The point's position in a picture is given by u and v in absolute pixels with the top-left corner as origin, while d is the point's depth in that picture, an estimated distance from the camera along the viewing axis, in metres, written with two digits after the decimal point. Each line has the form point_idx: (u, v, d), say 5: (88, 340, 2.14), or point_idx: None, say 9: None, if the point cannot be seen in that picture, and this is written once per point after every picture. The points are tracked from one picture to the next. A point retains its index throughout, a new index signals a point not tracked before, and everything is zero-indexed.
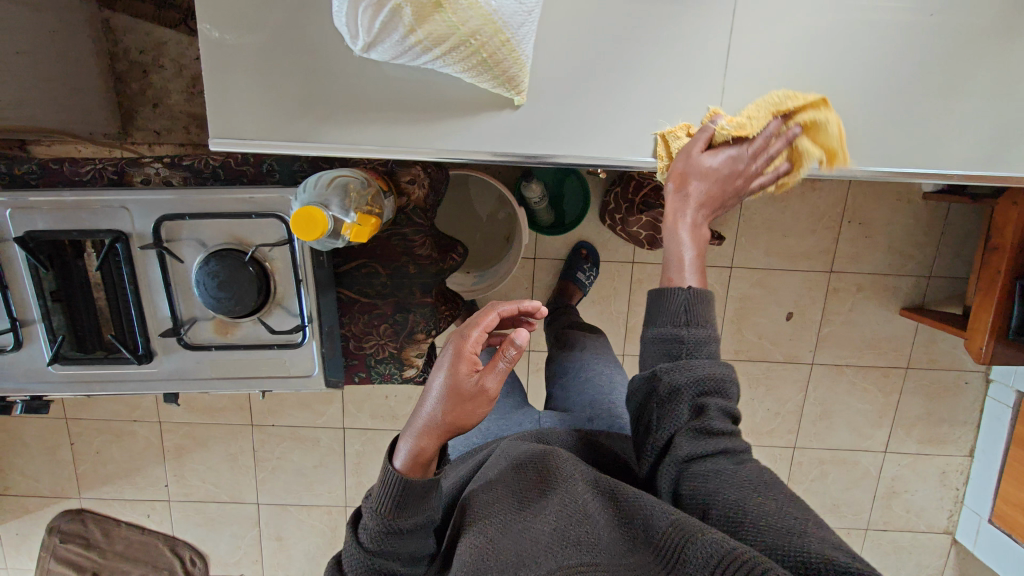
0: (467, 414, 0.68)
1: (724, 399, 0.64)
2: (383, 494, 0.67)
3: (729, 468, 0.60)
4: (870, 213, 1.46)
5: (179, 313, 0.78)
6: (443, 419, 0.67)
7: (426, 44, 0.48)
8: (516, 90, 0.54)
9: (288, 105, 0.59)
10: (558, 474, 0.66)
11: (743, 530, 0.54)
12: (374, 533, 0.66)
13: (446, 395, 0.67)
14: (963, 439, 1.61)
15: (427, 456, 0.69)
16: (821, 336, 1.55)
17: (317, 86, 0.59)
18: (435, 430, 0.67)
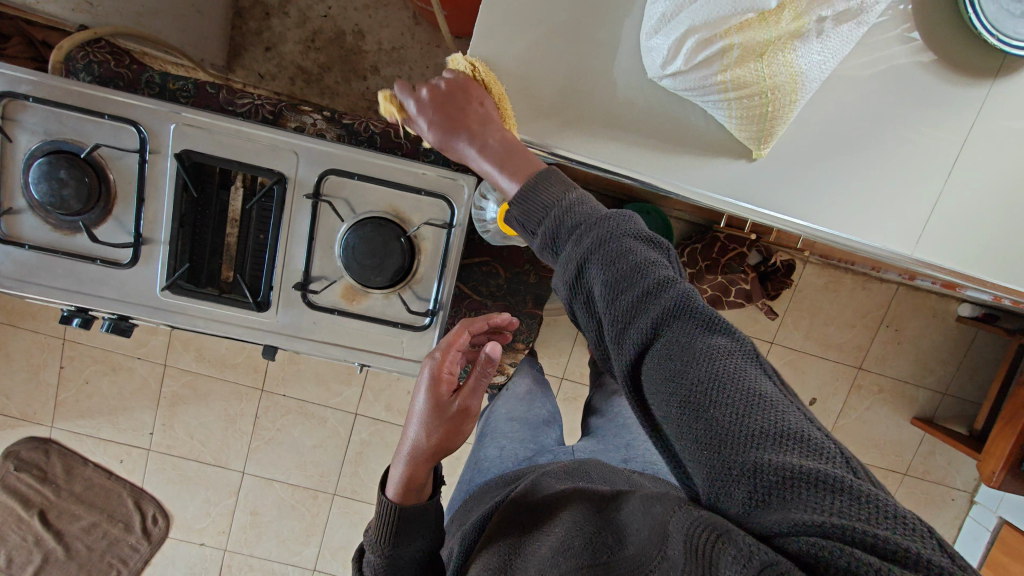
0: (441, 434, 0.64)
1: (655, 269, 0.44)
2: (378, 525, 0.63)
3: (659, 374, 0.41)
4: (906, 322, 1.56)
5: (312, 268, 0.75)
6: (431, 442, 0.64)
7: (726, 87, 0.50)
8: (761, 147, 0.56)
9: (537, 101, 0.60)
10: (570, 499, 0.61)
11: (709, 470, 0.38)
12: (375, 565, 0.62)
13: (430, 415, 0.64)
14: None
15: (422, 481, 0.65)
16: (836, 426, 1.62)
17: (573, 93, 0.60)
18: (428, 454, 0.64)
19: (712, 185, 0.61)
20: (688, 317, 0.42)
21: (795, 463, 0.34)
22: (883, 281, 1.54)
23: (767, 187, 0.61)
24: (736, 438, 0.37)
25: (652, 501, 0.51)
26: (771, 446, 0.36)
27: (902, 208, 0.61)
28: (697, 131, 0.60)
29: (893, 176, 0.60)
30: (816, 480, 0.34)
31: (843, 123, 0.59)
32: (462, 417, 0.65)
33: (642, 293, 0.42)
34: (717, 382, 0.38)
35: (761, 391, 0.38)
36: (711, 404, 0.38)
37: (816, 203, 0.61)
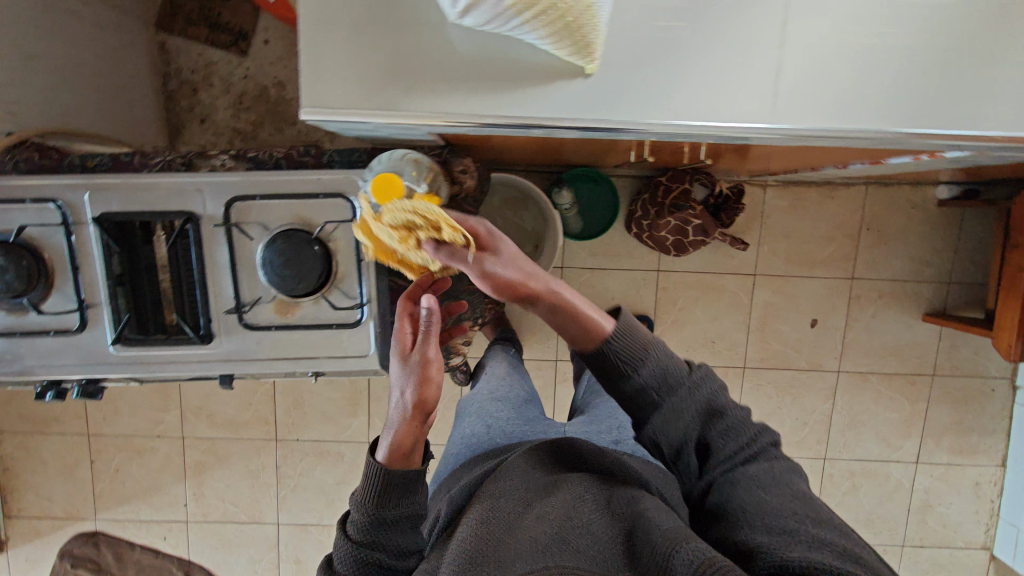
0: (420, 377, 0.64)
1: (738, 412, 0.64)
2: (364, 490, 0.64)
3: (746, 480, 0.58)
4: (886, 221, 1.52)
5: (241, 293, 0.80)
6: (410, 398, 0.65)
7: (519, 8, 0.52)
8: (590, 59, 0.58)
9: (373, 73, 0.61)
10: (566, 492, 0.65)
11: (778, 528, 0.53)
12: (360, 525, 0.63)
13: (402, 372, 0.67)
14: (992, 448, 1.62)
15: (410, 446, 0.65)
16: (845, 342, 1.57)
17: (403, 58, 0.61)
18: (410, 411, 0.64)
19: (565, 112, 0.62)
20: (758, 448, 0.61)
21: (846, 553, 0.51)
22: (852, 187, 1.50)
23: (613, 97, 0.61)
24: (794, 520, 0.54)
25: (658, 525, 0.58)
26: (818, 526, 0.53)
27: (762, 86, 0.61)
28: (527, 59, 0.60)
29: (741, 56, 0.60)
30: (844, 553, 0.51)
31: (665, 12, 0.59)
32: (428, 359, 0.64)
33: (733, 427, 0.62)
34: (775, 483, 0.58)
35: (801, 493, 0.57)
36: (771, 493, 0.57)
37: (675, 104, 0.62)
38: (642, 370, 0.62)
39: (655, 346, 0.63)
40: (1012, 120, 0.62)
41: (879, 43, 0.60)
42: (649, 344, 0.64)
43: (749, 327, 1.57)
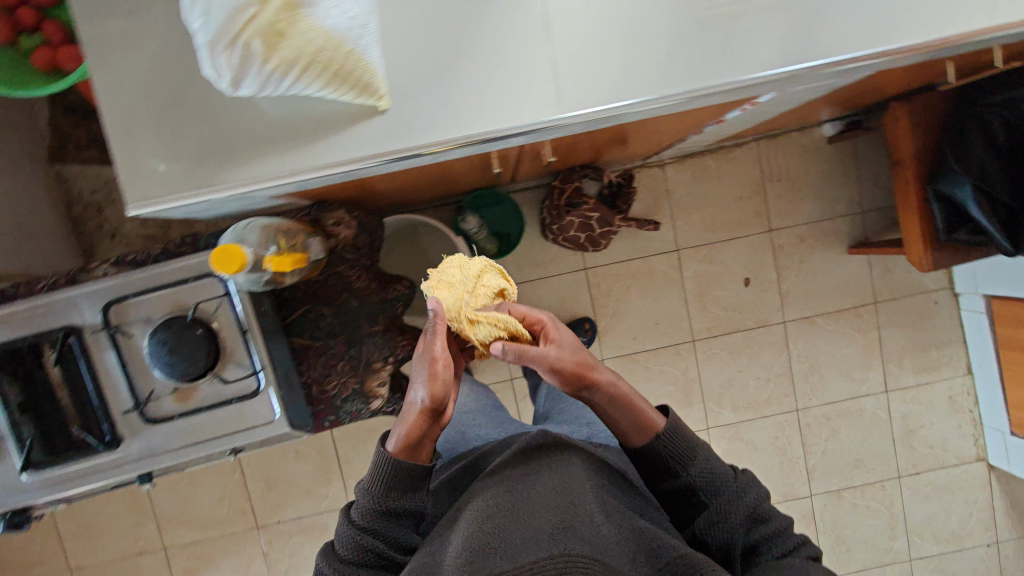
0: (431, 378, 0.72)
1: (775, 516, 0.73)
2: (371, 474, 0.72)
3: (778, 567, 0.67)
4: (786, 169, 1.57)
5: (138, 390, 0.82)
6: (423, 398, 0.72)
7: (283, 69, 0.56)
8: (377, 96, 0.63)
9: (185, 158, 0.65)
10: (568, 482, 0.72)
11: None
12: (365, 508, 0.71)
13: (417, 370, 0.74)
14: (955, 360, 1.64)
15: (417, 441, 0.74)
16: (783, 293, 1.61)
17: (208, 137, 0.64)
18: (423, 410, 0.73)
19: (373, 149, 0.66)
20: (785, 543, 0.71)
21: None
22: (745, 146, 1.56)
23: (410, 125, 0.65)
24: None
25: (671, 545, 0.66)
26: None
27: (544, 81, 0.65)
28: (321, 110, 0.64)
29: (515, 60, 0.64)
30: None
31: (434, 39, 0.64)
32: (440, 360, 0.72)
33: (767, 525, 0.71)
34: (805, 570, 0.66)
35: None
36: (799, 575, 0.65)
37: (470, 116, 0.66)
38: (684, 474, 0.72)
39: (699, 451, 0.74)
40: (781, 56, 0.66)
41: (636, 18, 0.65)
42: (692, 447, 0.74)
43: (688, 300, 1.61)
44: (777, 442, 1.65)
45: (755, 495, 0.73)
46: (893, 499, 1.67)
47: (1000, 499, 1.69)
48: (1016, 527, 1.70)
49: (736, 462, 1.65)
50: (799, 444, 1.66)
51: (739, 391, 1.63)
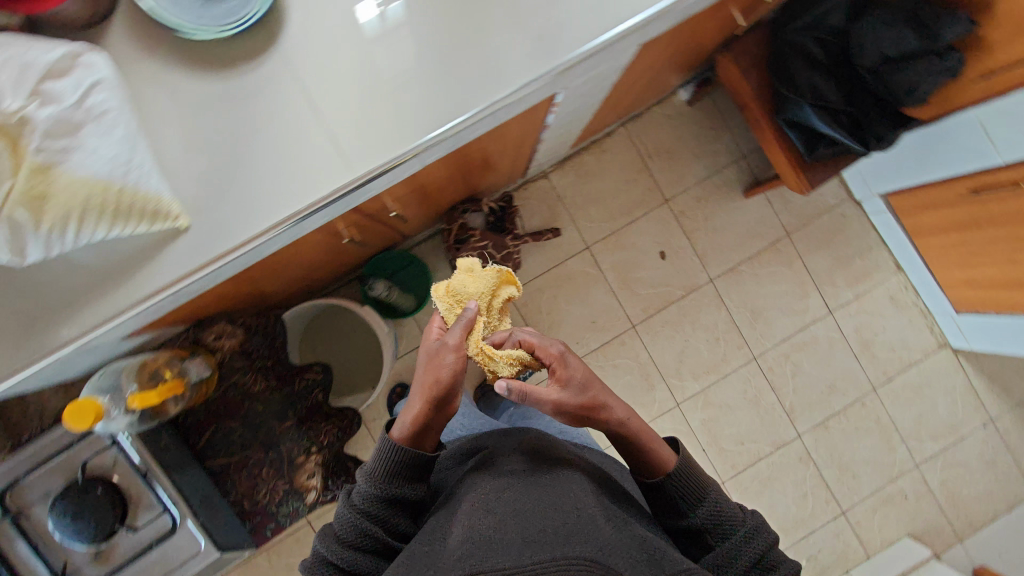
0: (444, 365, 0.81)
1: (782, 557, 0.80)
2: (376, 461, 0.80)
3: None
4: (660, 141, 1.63)
5: (57, 565, 0.86)
6: (429, 381, 0.81)
7: (60, 226, 0.60)
8: (172, 217, 0.65)
9: (12, 334, 0.67)
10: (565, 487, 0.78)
11: None
12: (367, 493, 0.78)
13: (426, 360, 0.83)
14: (883, 261, 1.68)
15: (424, 427, 0.82)
16: (701, 253, 1.65)
17: (29, 307, 0.67)
18: (426, 394, 0.81)
19: (187, 266, 0.67)
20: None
21: None
22: (615, 133, 1.63)
23: (212, 233, 0.67)
24: None
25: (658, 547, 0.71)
26: None
27: (324, 156, 0.68)
28: (126, 248, 0.67)
29: (290, 144, 0.68)
30: None
31: (209, 150, 0.67)
32: (455, 349, 0.81)
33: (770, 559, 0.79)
34: None
35: None
36: None
37: (268, 206, 0.68)
38: (697, 511, 0.82)
39: (711, 492, 0.83)
40: (531, 63, 0.70)
41: (388, 71, 0.69)
42: (706, 491, 0.83)
43: (616, 290, 1.64)
44: (749, 395, 1.66)
45: (762, 534, 0.80)
46: (876, 412, 1.69)
47: (977, 377, 1.70)
48: (1002, 399, 1.72)
49: (716, 427, 1.66)
50: (770, 389, 1.67)
51: (694, 358, 1.65)
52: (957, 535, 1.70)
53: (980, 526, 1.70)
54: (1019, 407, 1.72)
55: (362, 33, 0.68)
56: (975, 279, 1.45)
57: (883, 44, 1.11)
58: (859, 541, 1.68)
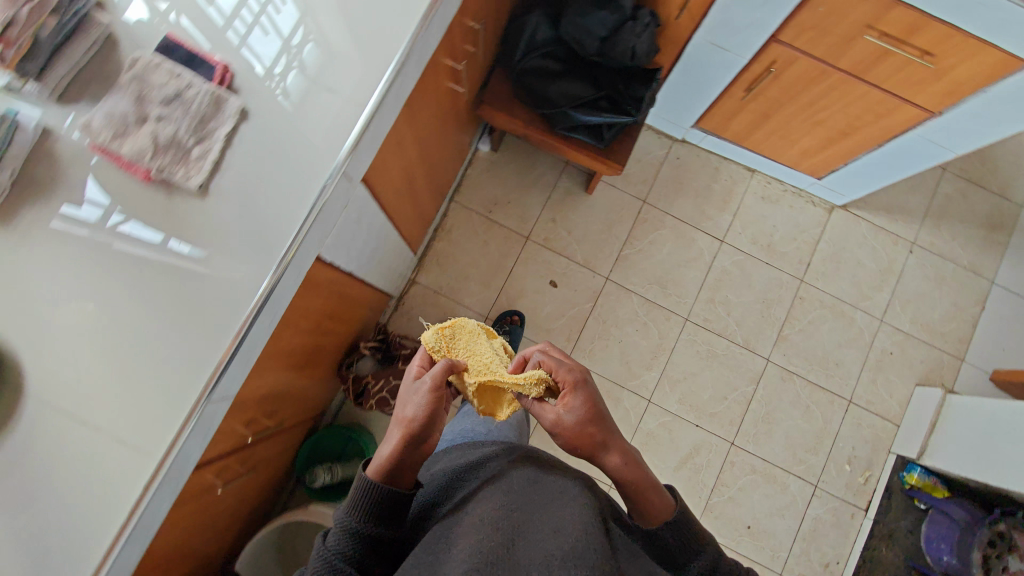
0: (424, 401, 0.78)
1: None
2: (352, 498, 0.75)
3: None
4: (491, 193, 1.70)
5: None
6: (411, 414, 0.78)
7: None
8: None
9: None
10: (563, 508, 0.69)
11: None
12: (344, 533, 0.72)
13: (405, 399, 0.81)
14: (734, 173, 1.75)
15: (401, 463, 0.77)
16: (583, 262, 1.69)
17: None
18: (407, 430, 0.77)
19: None
20: None
21: None
22: (449, 212, 1.68)
23: None
24: None
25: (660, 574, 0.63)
26: None
27: (123, 459, 0.69)
28: None
29: (89, 466, 0.68)
30: None
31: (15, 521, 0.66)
32: (433, 387, 0.80)
33: None
34: None
35: None
36: None
37: (98, 535, 0.67)
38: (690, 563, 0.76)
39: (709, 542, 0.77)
40: (260, 265, 0.73)
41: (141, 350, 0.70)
42: (704, 537, 0.78)
43: (534, 337, 1.65)
44: (703, 353, 1.68)
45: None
46: (816, 298, 1.71)
47: (875, 217, 1.75)
48: (910, 219, 1.76)
49: (692, 398, 1.65)
50: (716, 337, 1.69)
51: (636, 352, 1.66)
52: (956, 357, 1.70)
53: (969, 336, 1.71)
54: (928, 216, 1.77)
55: (101, 337, 0.70)
56: (808, 149, 1.52)
57: (592, 30, 1.21)
58: (880, 417, 1.67)
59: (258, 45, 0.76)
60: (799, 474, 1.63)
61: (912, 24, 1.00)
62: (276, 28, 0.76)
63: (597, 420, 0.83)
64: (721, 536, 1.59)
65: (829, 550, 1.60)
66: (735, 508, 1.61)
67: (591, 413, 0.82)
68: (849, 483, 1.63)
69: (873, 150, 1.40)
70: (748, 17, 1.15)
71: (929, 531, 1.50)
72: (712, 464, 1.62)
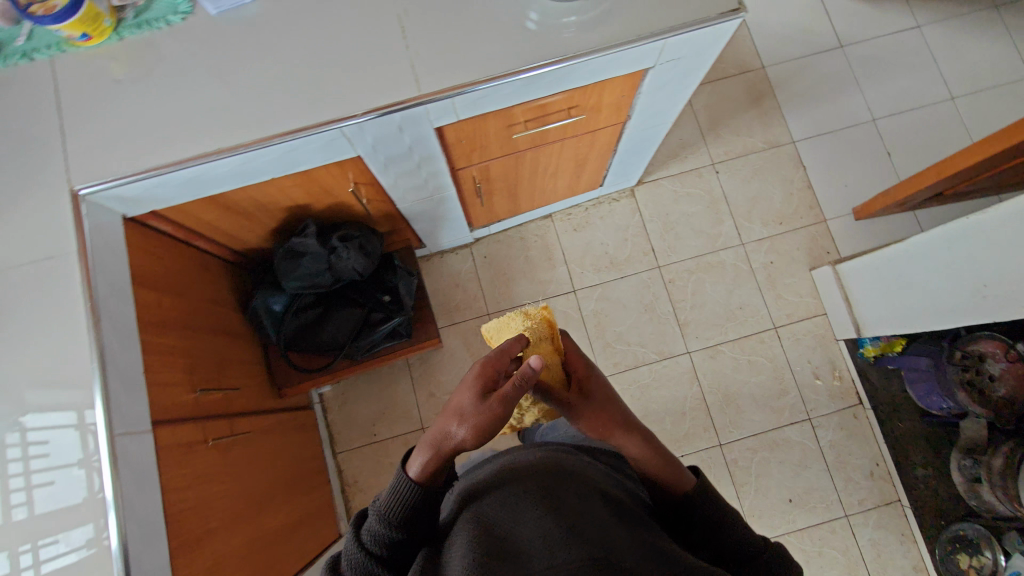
0: (475, 432, 0.68)
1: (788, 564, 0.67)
2: (389, 497, 0.69)
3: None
4: (363, 417, 1.61)
5: None
6: (466, 435, 0.69)
7: None
8: None
9: None
10: (558, 489, 0.63)
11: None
12: (377, 534, 0.67)
13: (470, 411, 0.69)
14: (538, 228, 1.73)
15: (442, 467, 0.71)
16: None
17: None
18: (463, 444, 0.69)
19: None
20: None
21: None
22: (343, 464, 1.58)
23: None
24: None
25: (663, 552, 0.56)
26: None
27: None
28: None
29: None
30: None
31: None
32: (497, 417, 0.69)
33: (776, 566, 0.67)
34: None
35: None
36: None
37: None
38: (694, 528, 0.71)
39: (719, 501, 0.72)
40: None
41: None
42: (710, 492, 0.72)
43: None
44: (636, 392, 1.63)
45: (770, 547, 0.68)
46: (681, 270, 1.71)
47: (668, 169, 1.77)
48: (696, 148, 1.78)
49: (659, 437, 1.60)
50: (634, 369, 1.65)
51: None
52: (819, 223, 1.73)
53: (814, 197, 1.74)
54: (707, 133, 1.79)
55: None
56: (569, 185, 1.51)
57: (315, 288, 1.18)
58: (808, 320, 1.66)
59: (63, 493, 0.77)
60: (790, 421, 1.61)
61: (540, 106, 0.98)
62: (67, 462, 0.77)
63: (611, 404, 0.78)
64: (775, 528, 1.54)
65: (863, 460, 1.58)
66: (767, 494, 1.56)
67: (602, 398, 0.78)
68: (832, 393, 1.62)
69: (614, 156, 1.38)
70: (419, 177, 1.11)
71: (917, 390, 1.51)
72: (721, 476, 1.58)
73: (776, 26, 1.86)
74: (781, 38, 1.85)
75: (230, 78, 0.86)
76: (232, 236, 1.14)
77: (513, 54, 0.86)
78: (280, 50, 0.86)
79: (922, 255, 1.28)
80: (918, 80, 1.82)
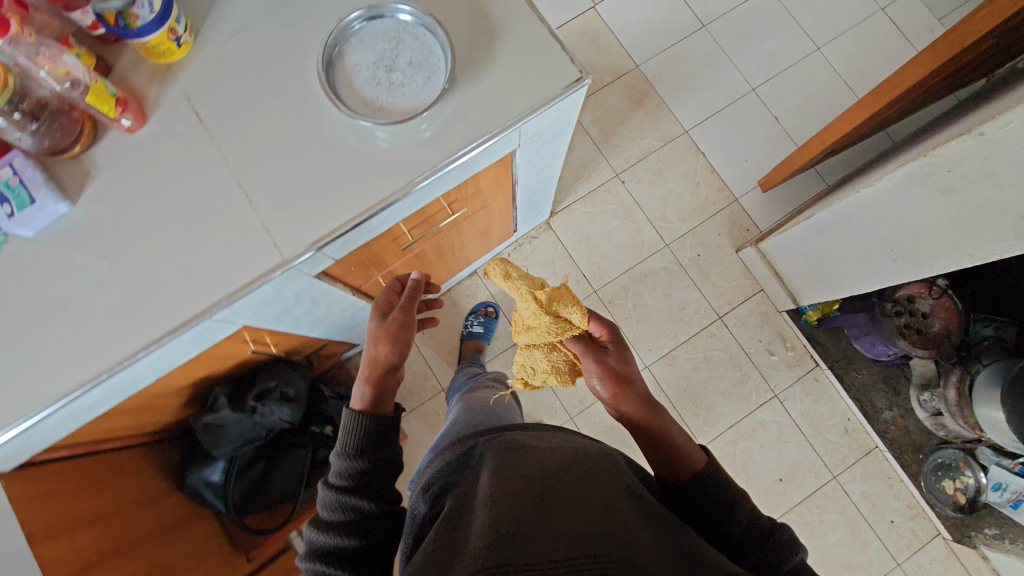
0: (392, 342, 0.81)
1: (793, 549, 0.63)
2: (347, 431, 0.73)
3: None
4: None
5: None
6: (382, 351, 0.80)
7: None
8: None
9: None
10: (573, 476, 0.61)
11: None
12: (346, 474, 0.69)
13: (378, 328, 0.83)
14: (467, 288, 1.69)
15: (379, 391, 0.78)
16: None
17: None
18: (383, 355, 0.80)
19: None
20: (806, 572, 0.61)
21: None
22: None
23: None
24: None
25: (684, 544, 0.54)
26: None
27: None
28: None
29: None
30: None
31: None
32: (402, 323, 0.83)
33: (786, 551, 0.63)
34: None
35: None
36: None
37: None
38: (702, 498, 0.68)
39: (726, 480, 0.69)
40: None
41: None
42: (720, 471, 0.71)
43: None
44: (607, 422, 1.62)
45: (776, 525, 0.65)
46: (616, 288, 1.70)
47: (576, 192, 1.75)
48: (597, 163, 1.77)
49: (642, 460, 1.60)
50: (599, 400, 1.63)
51: None
52: (731, 203, 1.75)
53: (721, 180, 1.77)
54: (603, 146, 1.79)
55: None
56: (483, 247, 1.47)
57: (242, 444, 1.11)
58: (748, 300, 1.69)
59: None
60: (759, 403, 1.63)
61: (420, 214, 0.93)
62: None
63: (631, 377, 0.81)
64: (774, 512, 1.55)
65: (834, 418, 1.62)
66: (757, 481, 1.58)
67: (622, 372, 0.81)
68: (789, 364, 1.65)
69: (517, 212, 1.34)
70: (321, 309, 1.04)
71: (863, 343, 1.56)
72: None
73: (639, 23, 1.86)
74: (648, 33, 1.86)
75: (75, 297, 0.78)
76: (140, 427, 1.05)
77: (372, 184, 0.81)
78: (123, 251, 0.79)
79: (829, 227, 1.31)
80: (783, 40, 1.86)
